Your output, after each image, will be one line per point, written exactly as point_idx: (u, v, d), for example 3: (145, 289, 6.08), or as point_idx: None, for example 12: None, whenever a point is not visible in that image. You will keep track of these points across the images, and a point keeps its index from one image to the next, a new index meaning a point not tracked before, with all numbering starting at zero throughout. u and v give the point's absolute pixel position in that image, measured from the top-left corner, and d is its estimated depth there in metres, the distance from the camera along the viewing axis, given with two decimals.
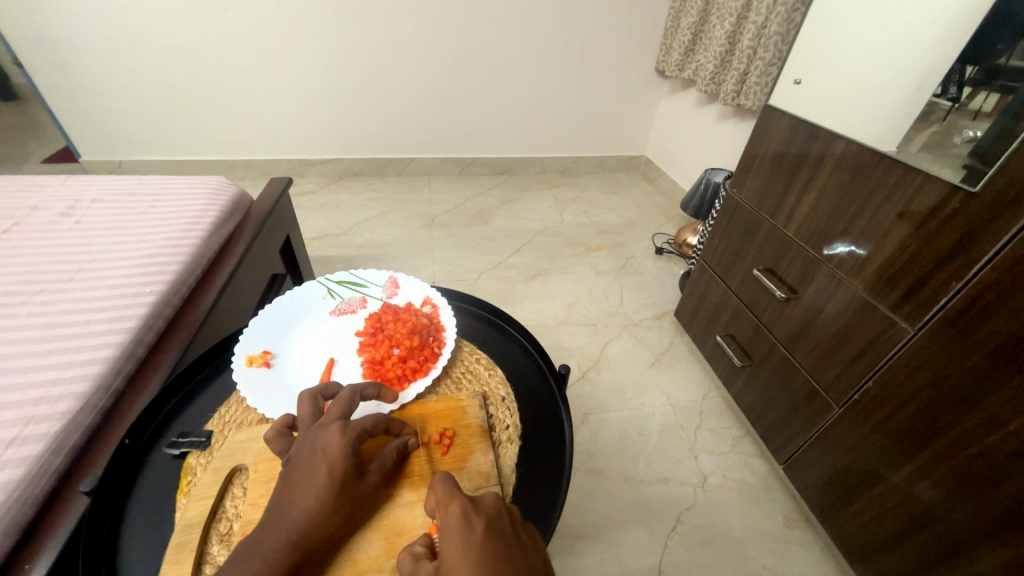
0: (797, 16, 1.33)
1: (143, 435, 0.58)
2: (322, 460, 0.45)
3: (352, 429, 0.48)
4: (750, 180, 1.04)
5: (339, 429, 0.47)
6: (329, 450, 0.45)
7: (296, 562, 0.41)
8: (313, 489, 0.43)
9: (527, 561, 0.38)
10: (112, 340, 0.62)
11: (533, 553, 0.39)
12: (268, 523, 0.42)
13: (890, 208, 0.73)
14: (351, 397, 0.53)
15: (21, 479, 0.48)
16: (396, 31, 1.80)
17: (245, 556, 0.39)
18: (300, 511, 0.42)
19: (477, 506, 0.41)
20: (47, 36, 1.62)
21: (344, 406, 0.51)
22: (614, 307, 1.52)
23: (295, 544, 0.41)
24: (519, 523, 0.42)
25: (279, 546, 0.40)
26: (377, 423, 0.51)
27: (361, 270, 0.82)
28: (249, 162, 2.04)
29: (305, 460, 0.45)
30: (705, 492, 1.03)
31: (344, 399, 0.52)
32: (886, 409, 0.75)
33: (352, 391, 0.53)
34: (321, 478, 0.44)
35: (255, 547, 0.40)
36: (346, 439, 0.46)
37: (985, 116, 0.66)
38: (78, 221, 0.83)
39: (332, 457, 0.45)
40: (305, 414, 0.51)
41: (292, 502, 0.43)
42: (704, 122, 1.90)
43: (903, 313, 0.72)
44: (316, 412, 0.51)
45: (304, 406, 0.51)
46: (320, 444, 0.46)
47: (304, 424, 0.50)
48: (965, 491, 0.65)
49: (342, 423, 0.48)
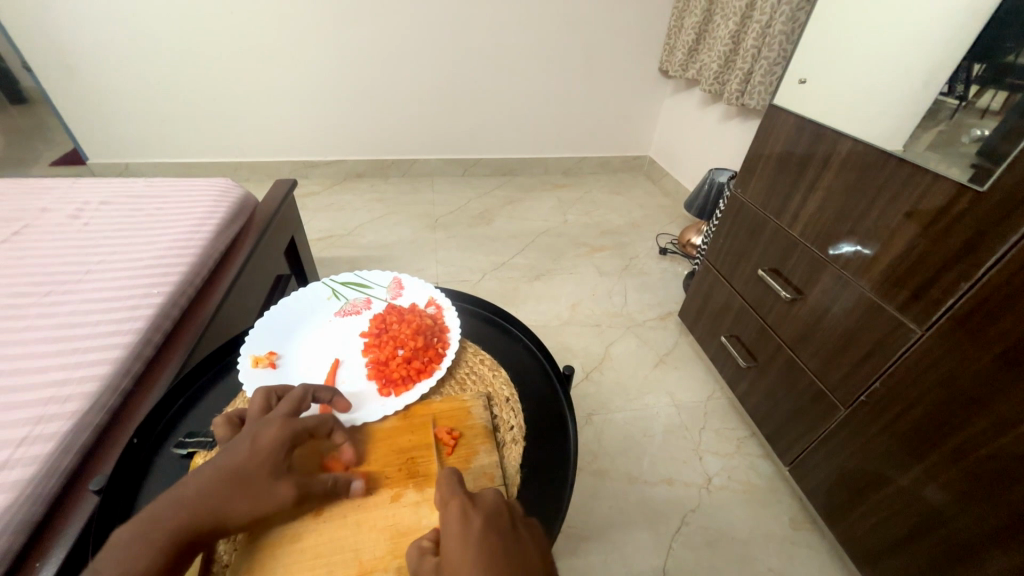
0: (802, 16, 1.33)
1: (152, 436, 0.59)
2: (247, 450, 0.45)
3: (288, 426, 0.48)
4: (755, 180, 1.04)
5: (278, 424, 0.48)
6: (259, 441, 0.46)
7: (182, 547, 0.40)
8: (226, 474, 0.44)
9: (525, 557, 0.39)
10: (121, 340, 0.63)
11: (532, 547, 0.40)
12: (170, 499, 0.42)
13: (897, 208, 0.73)
14: (304, 396, 0.53)
15: (31, 478, 0.48)
16: (399, 32, 1.80)
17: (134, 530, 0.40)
18: (207, 492, 0.43)
19: (477, 505, 0.42)
20: (54, 40, 1.64)
21: (295, 404, 0.51)
22: (618, 307, 1.52)
23: (185, 525, 0.41)
24: (520, 518, 0.43)
25: (172, 518, 0.41)
26: (321, 424, 0.51)
27: (366, 271, 0.83)
28: (254, 164, 2.05)
29: (234, 445, 0.46)
30: (710, 494, 1.02)
31: (298, 396, 0.52)
32: (895, 410, 0.74)
33: (306, 391, 0.54)
34: (238, 464, 0.44)
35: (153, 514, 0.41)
36: (280, 433, 0.47)
37: (993, 114, 0.65)
38: (86, 223, 0.84)
39: (259, 447, 0.46)
40: (256, 406, 0.51)
41: (204, 481, 0.43)
42: (708, 122, 1.89)
43: (912, 313, 0.72)
44: (267, 407, 0.52)
45: (257, 399, 0.52)
46: (255, 433, 0.47)
47: (252, 417, 0.50)
48: (974, 493, 0.64)
49: (283, 418, 0.49)
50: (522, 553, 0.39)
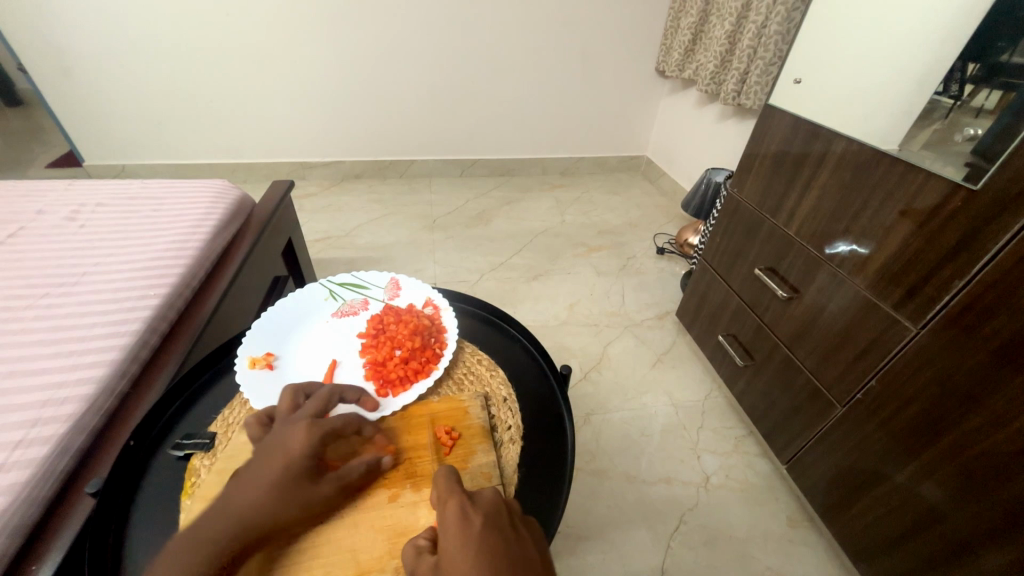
0: (797, 15, 1.34)
1: (149, 437, 0.59)
2: (280, 456, 0.45)
3: (317, 429, 0.48)
4: (751, 179, 1.04)
5: (307, 427, 0.48)
6: (291, 447, 0.46)
7: (231, 557, 0.41)
8: (263, 482, 0.44)
9: (525, 554, 0.39)
10: (118, 342, 0.63)
11: (531, 548, 0.40)
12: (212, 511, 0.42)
13: (892, 206, 0.73)
14: (329, 398, 0.54)
15: (28, 480, 0.48)
16: (396, 33, 1.80)
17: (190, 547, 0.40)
18: (248, 500, 0.43)
19: (476, 503, 0.42)
20: (51, 42, 1.64)
21: (319, 406, 0.52)
22: (615, 307, 1.53)
23: (232, 534, 0.41)
24: (519, 517, 0.43)
25: (216, 533, 0.41)
26: (347, 424, 0.51)
27: (363, 272, 0.83)
28: (251, 166, 2.05)
29: (266, 451, 0.46)
30: (708, 493, 1.03)
31: (322, 398, 0.53)
32: (890, 408, 0.75)
33: (331, 393, 0.55)
34: (272, 473, 0.44)
35: (195, 535, 0.41)
36: (311, 436, 0.47)
37: (988, 113, 0.66)
38: (82, 225, 0.84)
39: (292, 452, 0.46)
40: (284, 409, 0.52)
41: (244, 490, 0.43)
42: (705, 122, 1.90)
43: (907, 311, 0.72)
44: (294, 408, 0.52)
45: (284, 400, 0.52)
46: (284, 440, 0.47)
47: (279, 420, 0.51)
48: (970, 490, 0.65)
49: (309, 422, 0.48)
50: (522, 552, 0.39)
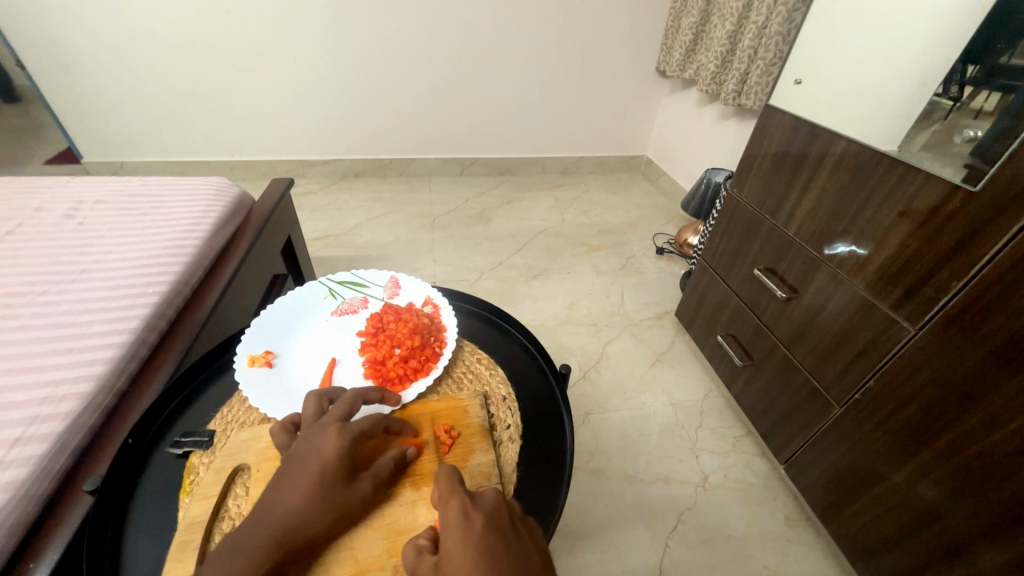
0: (798, 16, 1.34)
1: (147, 435, 0.59)
2: (315, 462, 0.46)
3: (348, 432, 0.48)
4: (751, 180, 1.04)
5: (336, 431, 0.48)
6: (323, 451, 0.46)
7: (279, 561, 0.41)
8: (302, 488, 0.44)
9: (525, 556, 0.39)
10: (116, 340, 0.63)
11: (532, 548, 0.40)
12: (255, 518, 0.42)
13: (890, 208, 0.73)
14: (354, 401, 0.53)
15: (26, 478, 0.48)
16: (396, 31, 1.80)
17: (231, 551, 0.40)
18: (290, 506, 0.43)
19: (477, 503, 0.42)
20: (49, 38, 1.63)
21: (346, 408, 0.52)
22: (615, 307, 1.53)
23: (279, 539, 0.42)
24: (519, 518, 0.43)
25: (263, 541, 0.41)
26: (374, 424, 0.51)
27: (363, 270, 0.83)
28: (250, 163, 2.04)
29: (298, 457, 0.46)
30: (706, 492, 1.03)
31: (347, 401, 0.52)
32: (887, 409, 0.75)
33: (355, 395, 0.54)
34: (310, 478, 0.45)
35: (239, 543, 0.41)
36: (342, 439, 0.47)
37: (987, 115, 0.66)
38: (81, 222, 0.83)
39: (326, 457, 0.46)
40: (309, 414, 0.52)
41: (283, 497, 0.44)
42: (705, 122, 1.90)
43: (905, 312, 0.72)
44: (319, 413, 0.52)
45: (309, 405, 0.52)
46: (316, 445, 0.47)
47: (306, 425, 0.51)
48: (966, 490, 0.65)
49: (339, 426, 0.49)
50: (523, 552, 0.39)
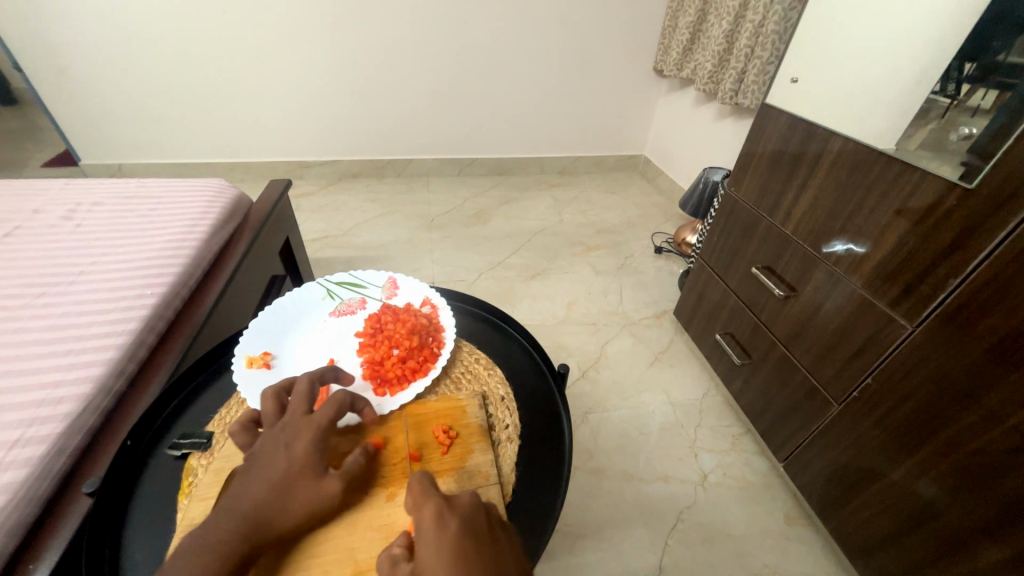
0: (794, 15, 1.34)
1: (145, 436, 0.58)
2: (284, 459, 0.46)
3: (315, 428, 0.48)
4: (748, 178, 1.04)
5: (304, 428, 0.48)
6: (293, 448, 0.46)
7: (246, 557, 0.41)
8: (268, 485, 0.44)
9: (502, 560, 0.39)
10: (114, 342, 0.63)
11: (509, 551, 0.41)
12: (221, 518, 0.42)
13: (888, 205, 0.74)
14: (313, 387, 0.52)
15: (24, 480, 0.48)
16: (394, 33, 1.80)
17: (194, 549, 0.39)
18: (256, 504, 0.43)
19: (452, 506, 0.42)
20: (45, 40, 1.63)
21: (308, 398, 0.51)
22: (614, 306, 1.53)
23: (245, 534, 0.41)
24: (496, 523, 0.43)
25: (231, 539, 0.40)
26: (340, 408, 0.51)
27: (361, 271, 0.83)
28: (249, 165, 2.04)
29: (267, 456, 0.46)
30: (706, 490, 1.03)
31: (307, 390, 0.51)
32: (886, 405, 0.75)
33: (314, 381, 0.53)
34: (276, 475, 0.44)
35: (202, 544, 0.39)
36: (310, 435, 0.47)
37: (985, 113, 0.66)
38: (79, 224, 0.83)
39: (294, 454, 0.46)
40: (270, 410, 0.50)
41: (248, 496, 0.43)
42: (703, 121, 1.90)
43: (902, 310, 0.72)
44: (280, 409, 0.51)
45: (267, 403, 0.50)
46: (285, 441, 0.47)
47: (268, 420, 0.49)
48: (965, 486, 0.65)
49: (309, 421, 0.48)
50: (500, 557, 0.40)
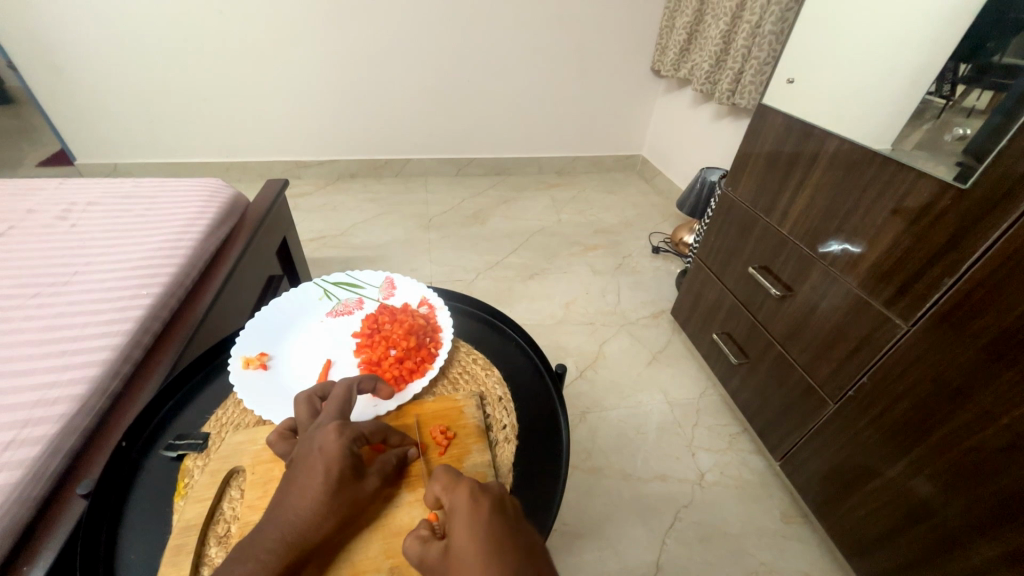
0: (791, 15, 1.34)
1: (141, 437, 0.58)
2: (319, 459, 0.45)
3: (347, 431, 0.48)
4: (745, 178, 1.05)
5: (335, 429, 0.48)
6: (326, 449, 0.46)
7: (292, 564, 0.41)
8: (310, 489, 0.44)
9: (531, 540, 0.39)
10: (109, 342, 0.62)
11: (534, 533, 0.40)
12: (266, 523, 0.42)
13: (883, 205, 0.74)
14: (347, 394, 0.53)
15: (19, 481, 0.48)
16: (390, 32, 1.80)
17: (242, 555, 0.40)
18: (298, 511, 0.43)
19: (483, 488, 0.42)
20: (39, 39, 1.61)
21: (341, 404, 0.52)
22: (611, 306, 1.53)
23: (291, 543, 0.41)
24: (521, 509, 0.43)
25: (275, 546, 0.40)
26: (374, 428, 0.52)
27: (358, 271, 0.83)
28: (246, 164, 2.04)
29: (303, 459, 0.46)
30: (703, 490, 1.03)
31: (340, 398, 0.52)
32: (881, 404, 0.75)
33: (347, 389, 0.54)
34: (316, 479, 0.44)
35: (251, 549, 0.40)
36: (342, 438, 0.47)
37: (979, 113, 0.67)
38: (74, 224, 0.83)
39: (328, 456, 0.46)
40: (304, 416, 0.51)
41: (292, 501, 0.43)
42: (700, 121, 1.91)
43: (898, 310, 0.73)
44: (314, 414, 0.52)
45: (301, 408, 0.52)
46: (318, 443, 0.47)
47: (303, 424, 0.51)
48: (958, 484, 0.66)
49: (338, 424, 0.49)
50: (528, 536, 0.39)
